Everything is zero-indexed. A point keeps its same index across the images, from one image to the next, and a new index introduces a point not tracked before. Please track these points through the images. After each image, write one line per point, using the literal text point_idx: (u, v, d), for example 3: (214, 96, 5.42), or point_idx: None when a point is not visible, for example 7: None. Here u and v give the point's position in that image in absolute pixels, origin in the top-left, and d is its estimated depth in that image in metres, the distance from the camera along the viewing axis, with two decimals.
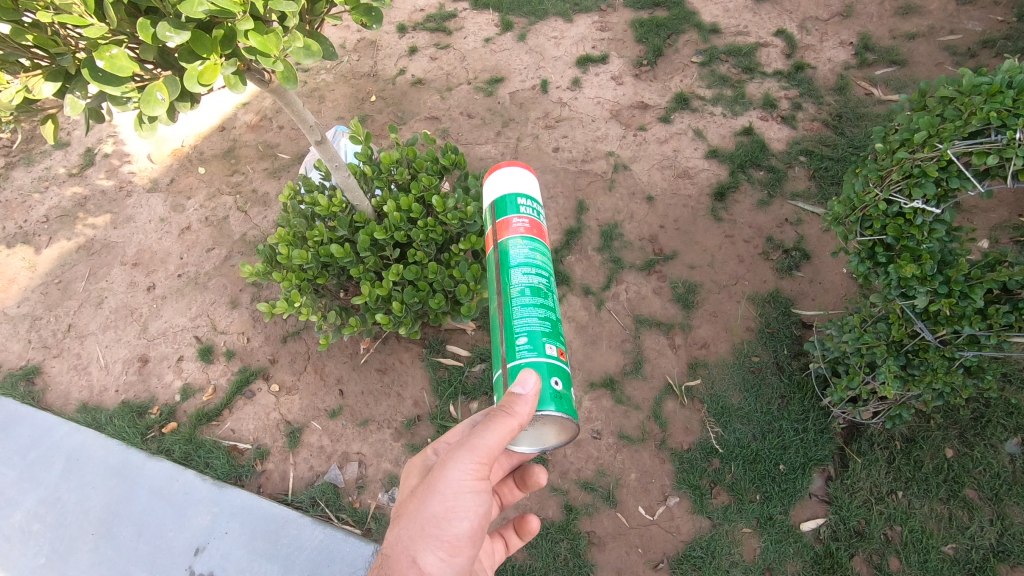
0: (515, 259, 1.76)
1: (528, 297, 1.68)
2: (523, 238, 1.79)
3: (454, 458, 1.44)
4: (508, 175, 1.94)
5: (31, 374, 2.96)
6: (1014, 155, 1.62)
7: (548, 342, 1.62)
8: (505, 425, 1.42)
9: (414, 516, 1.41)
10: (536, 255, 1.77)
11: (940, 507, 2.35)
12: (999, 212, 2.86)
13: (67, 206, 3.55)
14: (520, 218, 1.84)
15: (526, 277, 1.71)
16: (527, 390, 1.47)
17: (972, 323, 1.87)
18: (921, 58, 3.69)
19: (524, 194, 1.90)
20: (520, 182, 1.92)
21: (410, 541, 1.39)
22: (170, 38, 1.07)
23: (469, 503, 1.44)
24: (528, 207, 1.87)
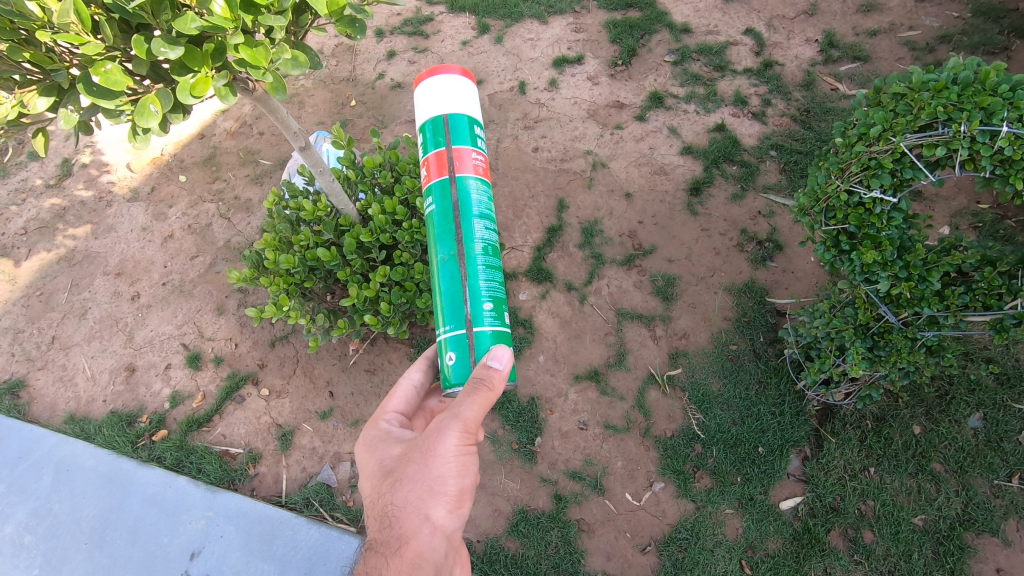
0: (475, 206, 1.63)
1: (490, 257, 1.61)
2: (481, 182, 1.67)
3: (444, 427, 1.46)
4: (460, 88, 1.73)
5: (16, 387, 2.95)
6: (961, 147, 1.74)
7: (506, 311, 1.60)
8: (487, 394, 1.44)
9: (417, 481, 1.47)
10: (490, 204, 1.70)
11: (910, 481, 2.48)
12: (958, 200, 3.01)
13: (46, 217, 3.53)
14: (477, 153, 1.70)
15: (487, 226, 1.62)
16: (504, 363, 1.48)
17: (931, 304, 1.99)
18: (883, 54, 3.84)
19: (479, 123, 1.75)
20: (475, 110, 1.75)
21: (418, 502, 1.46)
22: (165, 54, 1.12)
23: (467, 463, 1.51)
24: (482, 141, 1.74)
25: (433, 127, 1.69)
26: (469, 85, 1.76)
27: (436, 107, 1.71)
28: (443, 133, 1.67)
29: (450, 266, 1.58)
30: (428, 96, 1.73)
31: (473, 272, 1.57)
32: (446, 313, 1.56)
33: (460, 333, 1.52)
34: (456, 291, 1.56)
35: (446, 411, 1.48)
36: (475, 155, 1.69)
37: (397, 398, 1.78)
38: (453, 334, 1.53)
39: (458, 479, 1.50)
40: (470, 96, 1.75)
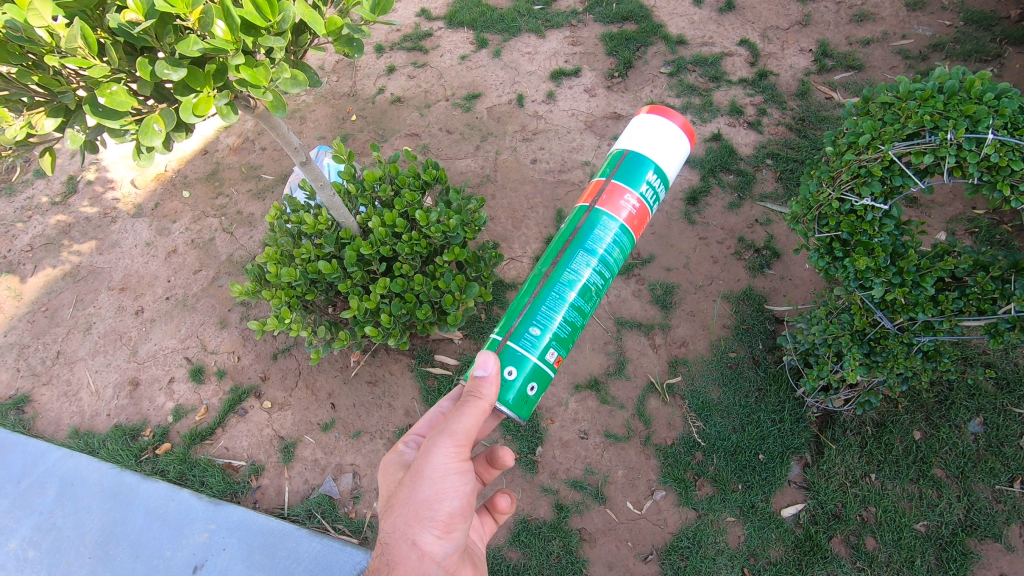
0: (592, 241, 1.66)
1: (571, 291, 1.63)
2: (616, 225, 1.67)
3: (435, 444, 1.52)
4: (664, 127, 1.71)
5: (21, 403, 2.98)
6: (948, 155, 1.77)
7: (552, 347, 1.60)
8: (478, 408, 1.50)
9: (409, 503, 1.51)
10: (615, 249, 1.69)
11: (911, 487, 2.47)
12: (954, 206, 3.03)
13: (52, 234, 3.58)
14: (631, 197, 1.69)
15: (587, 263, 1.64)
16: (489, 371, 1.53)
17: (925, 309, 2.01)
18: (876, 63, 3.89)
19: (660, 168, 1.71)
20: (663, 155, 1.71)
21: (407, 526, 1.49)
22: (168, 75, 1.15)
23: (456, 483, 1.54)
24: (650, 187, 1.70)
25: (613, 158, 1.74)
26: (675, 132, 1.72)
27: (626, 139, 1.75)
28: (614, 164, 1.72)
29: (534, 281, 1.67)
30: (633, 125, 1.76)
31: (543, 295, 1.62)
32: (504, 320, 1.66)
33: (498, 340, 1.60)
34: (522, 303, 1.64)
35: (438, 429, 1.55)
36: (627, 197, 1.68)
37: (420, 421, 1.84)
38: (492, 340, 1.62)
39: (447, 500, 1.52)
40: (654, 132, 1.71)
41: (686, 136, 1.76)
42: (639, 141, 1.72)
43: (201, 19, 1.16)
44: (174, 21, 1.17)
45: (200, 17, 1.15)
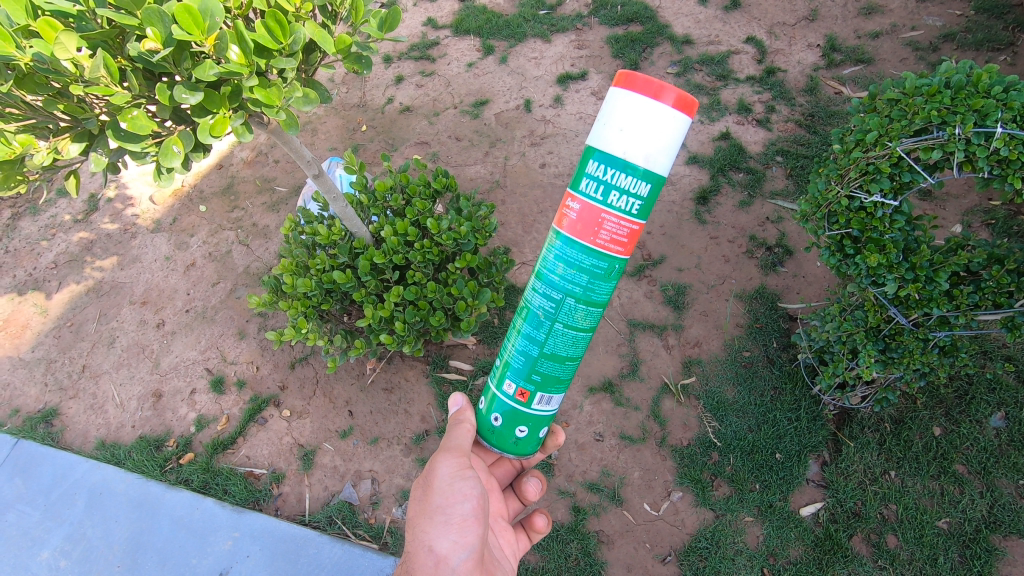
0: (541, 263, 1.46)
1: (522, 321, 1.51)
2: (559, 238, 1.40)
3: (439, 456, 1.60)
4: (622, 96, 1.24)
5: (49, 416, 3.06)
6: (956, 149, 1.76)
7: (507, 379, 1.54)
8: (463, 427, 1.64)
9: (422, 513, 1.59)
10: (561, 265, 1.40)
11: (932, 484, 2.45)
12: (969, 198, 2.99)
13: (75, 250, 3.68)
14: (573, 201, 1.36)
15: (534, 289, 1.47)
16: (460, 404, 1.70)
17: (940, 305, 2.00)
18: (886, 55, 3.86)
19: (606, 152, 1.28)
20: (608, 134, 1.27)
21: (424, 535, 1.56)
22: (186, 100, 1.20)
23: (464, 488, 1.57)
24: (592, 180, 1.31)
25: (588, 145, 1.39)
26: (620, 93, 1.24)
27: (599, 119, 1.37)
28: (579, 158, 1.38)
29: None
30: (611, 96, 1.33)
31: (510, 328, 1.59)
32: None
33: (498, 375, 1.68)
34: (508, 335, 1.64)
35: (442, 446, 1.64)
36: (570, 204, 1.37)
37: None
38: None
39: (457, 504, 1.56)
40: (608, 107, 1.28)
41: (650, 94, 1.21)
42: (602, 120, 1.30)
43: (216, 45, 1.20)
44: (191, 47, 1.21)
45: (216, 43, 1.20)
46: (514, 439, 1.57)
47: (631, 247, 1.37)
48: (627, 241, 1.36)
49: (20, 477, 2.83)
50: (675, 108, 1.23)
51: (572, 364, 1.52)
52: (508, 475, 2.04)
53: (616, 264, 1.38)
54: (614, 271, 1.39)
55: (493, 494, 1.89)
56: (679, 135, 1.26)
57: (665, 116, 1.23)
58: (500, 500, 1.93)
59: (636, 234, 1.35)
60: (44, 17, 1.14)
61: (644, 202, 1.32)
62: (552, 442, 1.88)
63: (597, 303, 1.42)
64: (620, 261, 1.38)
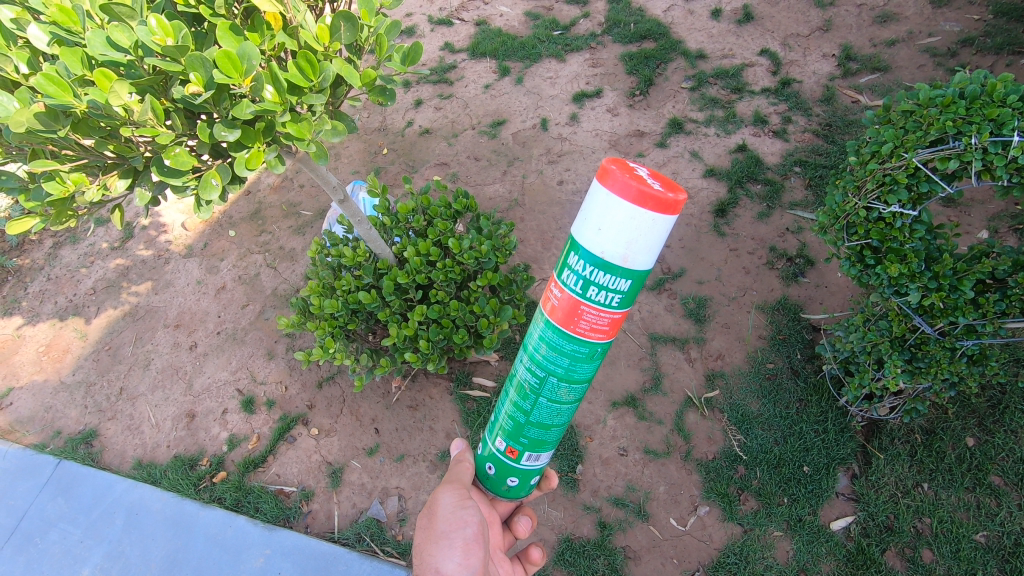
0: (529, 338, 1.42)
1: (512, 388, 1.50)
2: (542, 320, 1.34)
3: (441, 489, 1.65)
4: (601, 191, 1.12)
5: (89, 437, 3.17)
6: (974, 159, 1.76)
7: (499, 437, 1.56)
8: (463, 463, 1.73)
9: (428, 538, 1.61)
10: (543, 346, 1.35)
11: (967, 496, 2.40)
12: (995, 204, 2.95)
13: (112, 277, 3.84)
14: (557, 289, 1.27)
15: (522, 361, 1.44)
16: (460, 449, 1.82)
17: (966, 313, 1.99)
18: (903, 62, 3.85)
19: (585, 249, 1.17)
20: (586, 231, 1.16)
21: (430, 558, 1.57)
22: (225, 137, 1.28)
23: (467, 514, 1.61)
24: (572, 273, 1.22)
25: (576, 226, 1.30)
26: (600, 192, 1.13)
27: None
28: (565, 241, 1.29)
29: None
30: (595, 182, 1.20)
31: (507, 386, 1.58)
32: None
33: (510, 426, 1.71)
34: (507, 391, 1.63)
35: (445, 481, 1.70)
36: (554, 291, 1.29)
37: None
38: None
39: (459, 528, 1.58)
40: (588, 204, 1.17)
41: (630, 199, 1.09)
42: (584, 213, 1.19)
43: (253, 86, 1.28)
44: (230, 89, 1.30)
45: (252, 84, 1.28)
46: (506, 486, 1.62)
47: (613, 334, 1.28)
48: (609, 329, 1.27)
49: (62, 497, 2.94)
50: (658, 211, 1.10)
51: (560, 429, 1.50)
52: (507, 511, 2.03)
53: (599, 347, 1.30)
54: (597, 355, 1.31)
55: (492, 528, 1.86)
56: (664, 235, 1.13)
57: (645, 220, 1.10)
58: (499, 532, 1.90)
59: (619, 323, 1.26)
60: (98, 68, 1.24)
61: (626, 295, 1.21)
62: (546, 485, 1.89)
63: (579, 382, 1.37)
64: (602, 346, 1.30)
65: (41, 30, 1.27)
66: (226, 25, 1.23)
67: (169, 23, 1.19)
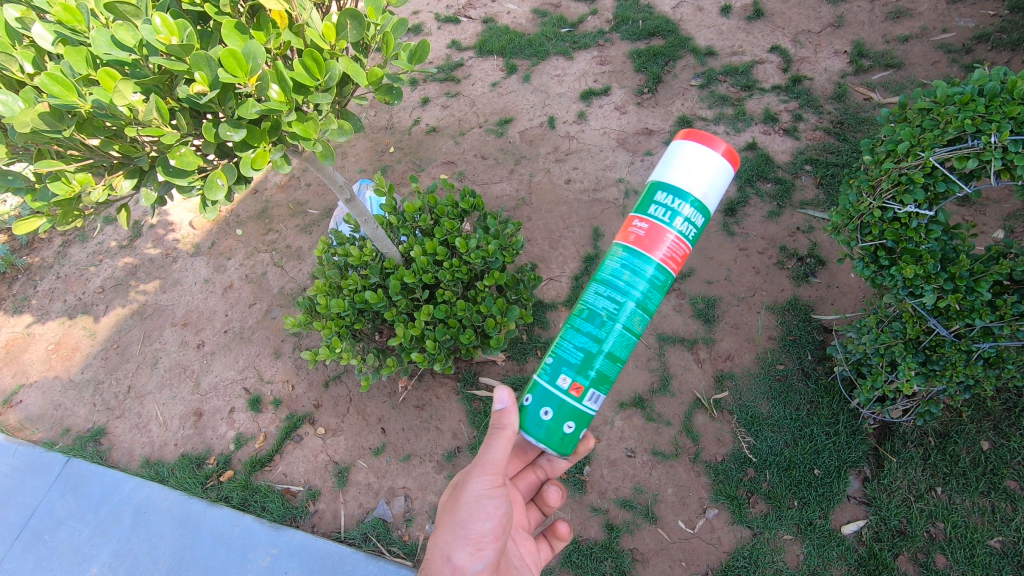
0: (604, 268, 1.54)
1: (580, 319, 1.54)
2: (624, 248, 1.51)
3: (471, 472, 1.62)
4: (688, 141, 1.49)
5: (97, 435, 3.19)
6: (993, 158, 1.73)
7: (562, 372, 1.52)
8: (501, 436, 1.59)
9: (446, 521, 1.60)
10: (627, 272, 1.49)
11: (982, 500, 2.36)
12: (1011, 202, 2.90)
13: (120, 275, 3.85)
14: (637, 216, 1.51)
15: (597, 289, 1.52)
16: (505, 403, 1.61)
17: (982, 315, 1.94)
18: (917, 59, 3.79)
19: (672, 185, 1.47)
20: (673, 171, 1.48)
21: (444, 543, 1.56)
22: (230, 136, 1.27)
23: (489, 507, 1.60)
24: (661, 206, 1.48)
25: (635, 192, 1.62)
26: (688, 143, 1.48)
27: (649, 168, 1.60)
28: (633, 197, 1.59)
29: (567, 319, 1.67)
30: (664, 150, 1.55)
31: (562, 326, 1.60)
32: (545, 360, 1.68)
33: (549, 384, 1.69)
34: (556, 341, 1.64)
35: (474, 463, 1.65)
36: (635, 219, 1.51)
37: None
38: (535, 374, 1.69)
39: (478, 519, 1.58)
40: (672, 155, 1.51)
41: (708, 145, 1.47)
42: (662, 164, 1.52)
43: (258, 85, 1.27)
44: (236, 88, 1.29)
45: (258, 83, 1.26)
46: (561, 434, 1.53)
47: (680, 268, 1.52)
48: (681, 261, 1.51)
49: (71, 495, 2.95)
50: (725, 157, 1.48)
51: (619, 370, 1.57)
52: (532, 486, 2.00)
53: (668, 279, 1.51)
54: (666, 286, 1.52)
55: (515, 507, 1.90)
56: (726, 181, 1.51)
57: (716, 161, 1.47)
58: (522, 512, 1.95)
59: (686, 257, 1.51)
60: (102, 67, 1.23)
61: (697, 231, 1.50)
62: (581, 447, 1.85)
63: (653, 311, 1.52)
64: (671, 278, 1.51)
65: (46, 29, 1.25)
66: (232, 24, 1.22)
67: (174, 21, 1.18)
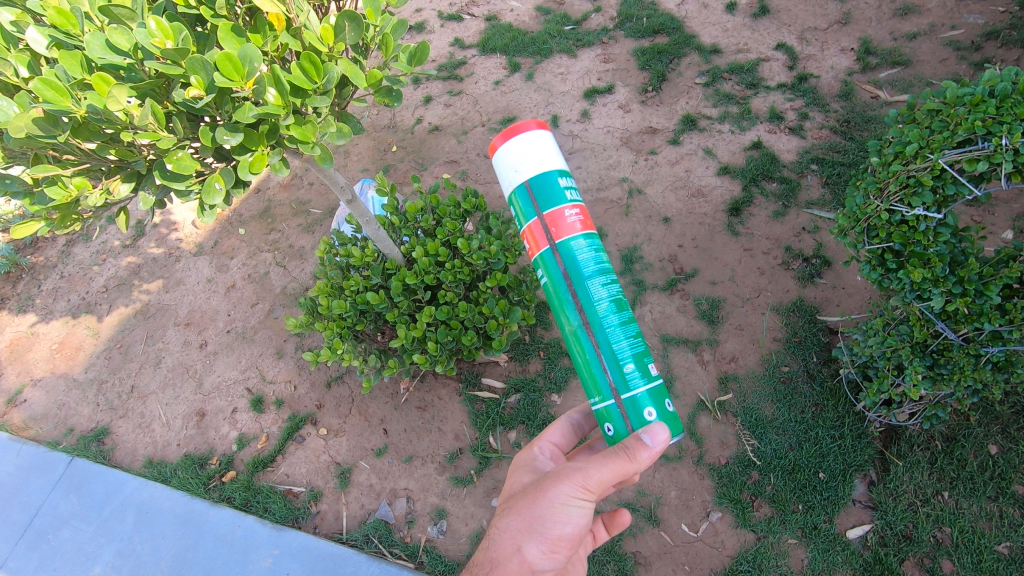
0: (585, 266, 1.73)
1: (615, 314, 1.69)
2: (581, 238, 1.77)
3: (564, 475, 1.55)
4: (541, 138, 1.88)
5: (101, 435, 3.19)
6: (1004, 160, 1.69)
7: (649, 364, 1.68)
8: (620, 463, 1.51)
9: (525, 509, 1.57)
10: (597, 252, 1.78)
11: (990, 505, 2.33)
12: (1021, 202, 2.86)
13: (124, 274, 3.85)
14: (544, 220, 1.80)
15: (601, 281, 1.72)
16: (655, 441, 1.52)
17: (991, 319, 1.91)
18: (925, 56, 3.74)
19: (559, 171, 1.86)
20: (553, 161, 1.87)
21: (517, 532, 1.54)
22: (227, 141, 1.26)
23: (573, 515, 1.54)
24: (568, 190, 1.84)
25: (525, 199, 1.85)
26: (541, 136, 1.88)
27: (523, 173, 1.85)
28: (532, 204, 1.83)
29: (585, 338, 1.70)
30: (519, 150, 1.86)
31: (604, 338, 1.68)
32: (597, 392, 1.69)
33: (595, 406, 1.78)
34: (583, 365, 1.72)
35: (573, 464, 1.57)
36: (544, 224, 1.80)
37: (554, 431, 1.93)
38: (609, 409, 1.65)
39: (559, 524, 1.53)
40: (542, 150, 1.87)
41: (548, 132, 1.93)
42: (534, 161, 1.85)
43: (255, 89, 1.26)
44: (232, 93, 1.27)
45: (255, 87, 1.25)
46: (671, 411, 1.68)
47: None
48: None
49: (74, 494, 2.96)
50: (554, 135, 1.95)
51: None
52: None
53: None
54: None
55: None
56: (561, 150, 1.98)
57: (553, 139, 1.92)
58: None
59: None
60: (97, 71, 1.22)
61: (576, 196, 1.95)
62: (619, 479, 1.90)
63: None
64: None
65: (40, 33, 1.24)
66: (228, 27, 1.21)
67: (169, 24, 1.17)
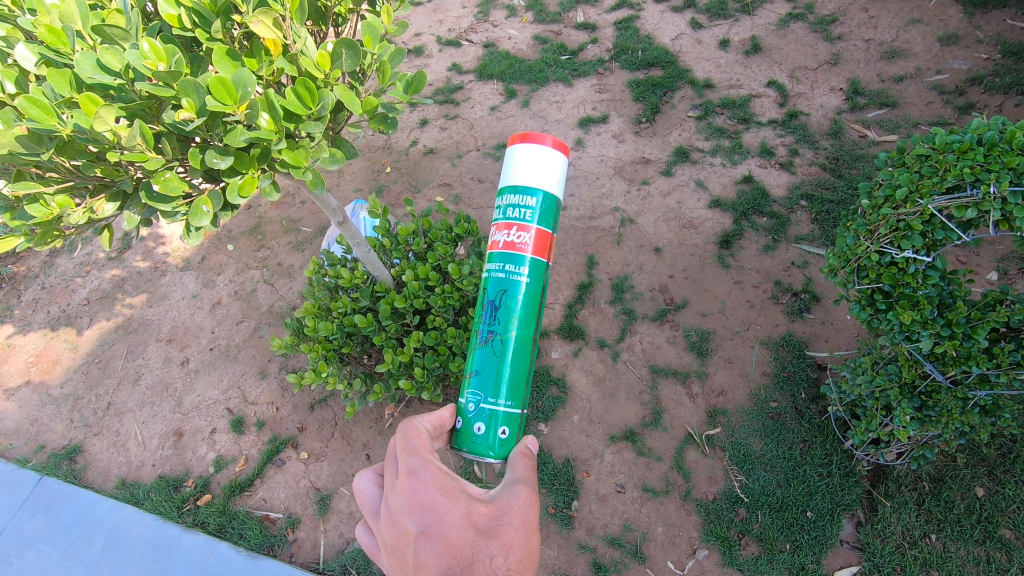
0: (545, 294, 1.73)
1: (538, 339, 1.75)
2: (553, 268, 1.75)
3: (524, 496, 1.45)
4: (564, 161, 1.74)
5: (73, 453, 3.09)
6: (991, 208, 1.72)
7: None
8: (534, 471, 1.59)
9: (516, 539, 1.36)
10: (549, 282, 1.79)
11: (977, 549, 2.31)
12: (1005, 245, 2.90)
13: (107, 287, 3.78)
14: (542, 237, 1.66)
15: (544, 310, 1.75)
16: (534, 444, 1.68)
17: (979, 362, 1.91)
18: (911, 98, 3.84)
19: None
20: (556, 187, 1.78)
21: (524, 568, 1.32)
22: (216, 163, 1.25)
23: None
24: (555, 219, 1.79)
25: (528, 197, 1.64)
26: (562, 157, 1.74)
27: (542, 176, 1.65)
28: (542, 214, 1.65)
29: (511, 344, 1.66)
30: (539, 155, 1.64)
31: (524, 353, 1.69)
32: (496, 392, 1.63)
33: (463, 397, 1.66)
34: (490, 362, 1.65)
35: (521, 481, 1.50)
36: (541, 240, 1.66)
37: (423, 437, 1.50)
38: (505, 412, 1.62)
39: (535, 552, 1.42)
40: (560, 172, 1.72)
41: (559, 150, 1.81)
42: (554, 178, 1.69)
43: (248, 113, 1.25)
44: (224, 116, 1.26)
45: (247, 111, 1.25)
46: None
47: None
48: None
49: (41, 516, 2.86)
50: None
51: None
52: None
53: None
54: None
55: None
56: None
57: None
58: None
59: None
60: (86, 90, 1.23)
61: None
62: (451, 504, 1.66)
63: None
64: None
65: (29, 50, 1.23)
66: (222, 50, 1.22)
67: (161, 46, 1.17)
